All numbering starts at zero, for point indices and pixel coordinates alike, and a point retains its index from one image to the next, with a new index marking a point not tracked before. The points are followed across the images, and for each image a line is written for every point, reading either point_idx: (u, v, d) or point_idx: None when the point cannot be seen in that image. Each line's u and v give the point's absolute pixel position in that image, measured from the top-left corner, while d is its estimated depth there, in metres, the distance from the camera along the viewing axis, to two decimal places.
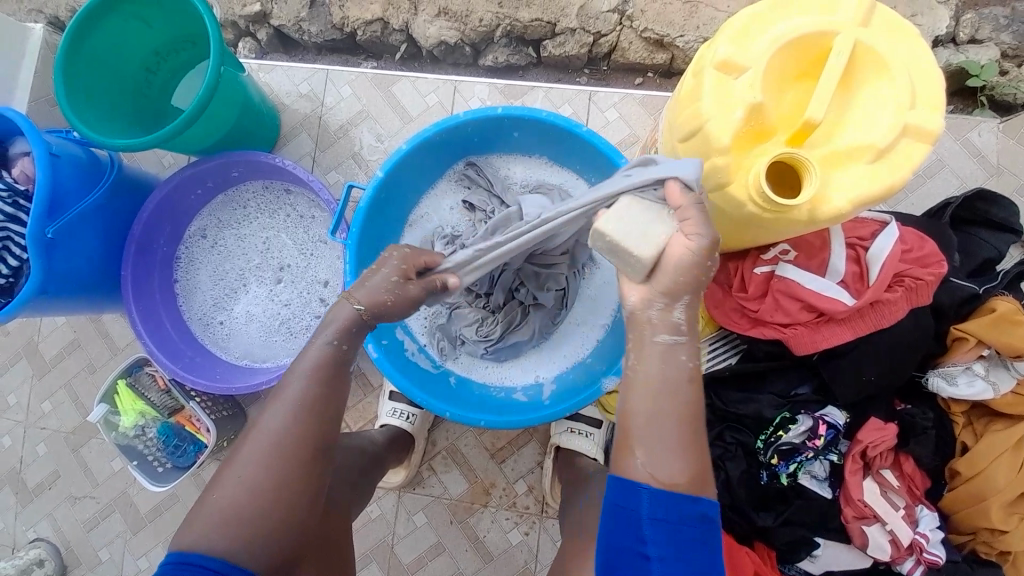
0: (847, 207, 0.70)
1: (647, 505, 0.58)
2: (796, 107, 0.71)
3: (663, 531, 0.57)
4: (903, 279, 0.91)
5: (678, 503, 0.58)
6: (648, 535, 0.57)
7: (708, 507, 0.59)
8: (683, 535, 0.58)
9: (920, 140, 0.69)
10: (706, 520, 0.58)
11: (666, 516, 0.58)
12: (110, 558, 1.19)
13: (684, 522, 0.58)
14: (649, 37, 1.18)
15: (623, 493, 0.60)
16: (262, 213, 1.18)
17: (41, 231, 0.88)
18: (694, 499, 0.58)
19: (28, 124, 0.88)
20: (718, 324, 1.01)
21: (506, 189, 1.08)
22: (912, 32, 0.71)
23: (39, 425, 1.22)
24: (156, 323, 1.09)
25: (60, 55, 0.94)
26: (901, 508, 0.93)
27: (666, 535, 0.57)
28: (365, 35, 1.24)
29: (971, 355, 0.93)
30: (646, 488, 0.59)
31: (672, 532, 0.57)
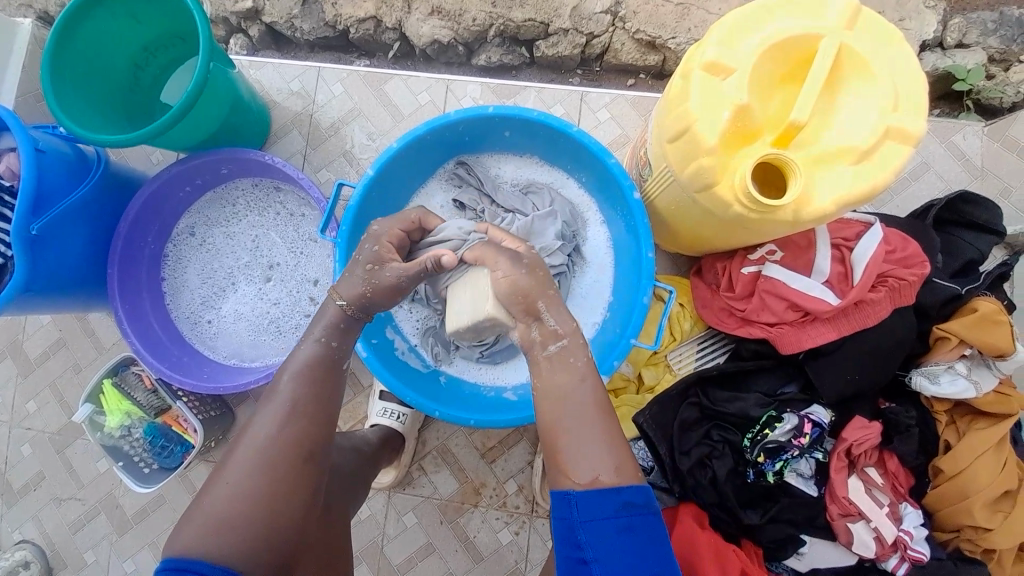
0: (831, 208, 0.71)
1: (575, 509, 0.61)
2: (782, 109, 0.72)
3: (596, 529, 0.60)
4: (887, 279, 0.92)
5: (601, 499, 0.60)
6: (584, 538, 0.60)
7: (632, 495, 0.61)
8: (615, 529, 0.60)
9: (903, 143, 0.70)
10: (631, 509, 0.60)
11: (592, 513, 0.60)
12: (96, 560, 1.18)
13: (610, 517, 0.60)
14: (641, 39, 1.19)
15: (558, 502, 0.62)
16: (252, 211, 1.17)
17: (26, 228, 0.87)
18: (615, 491, 0.60)
19: (12, 119, 0.87)
20: (707, 323, 1.03)
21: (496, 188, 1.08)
22: (895, 36, 0.72)
23: (24, 424, 1.21)
24: (143, 321, 1.08)
25: (47, 50, 0.93)
26: (886, 505, 0.95)
27: (599, 533, 0.59)
28: (358, 33, 1.23)
29: (953, 355, 0.95)
30: (574, 493, 0.61)
31: (601, 528, 0.59)
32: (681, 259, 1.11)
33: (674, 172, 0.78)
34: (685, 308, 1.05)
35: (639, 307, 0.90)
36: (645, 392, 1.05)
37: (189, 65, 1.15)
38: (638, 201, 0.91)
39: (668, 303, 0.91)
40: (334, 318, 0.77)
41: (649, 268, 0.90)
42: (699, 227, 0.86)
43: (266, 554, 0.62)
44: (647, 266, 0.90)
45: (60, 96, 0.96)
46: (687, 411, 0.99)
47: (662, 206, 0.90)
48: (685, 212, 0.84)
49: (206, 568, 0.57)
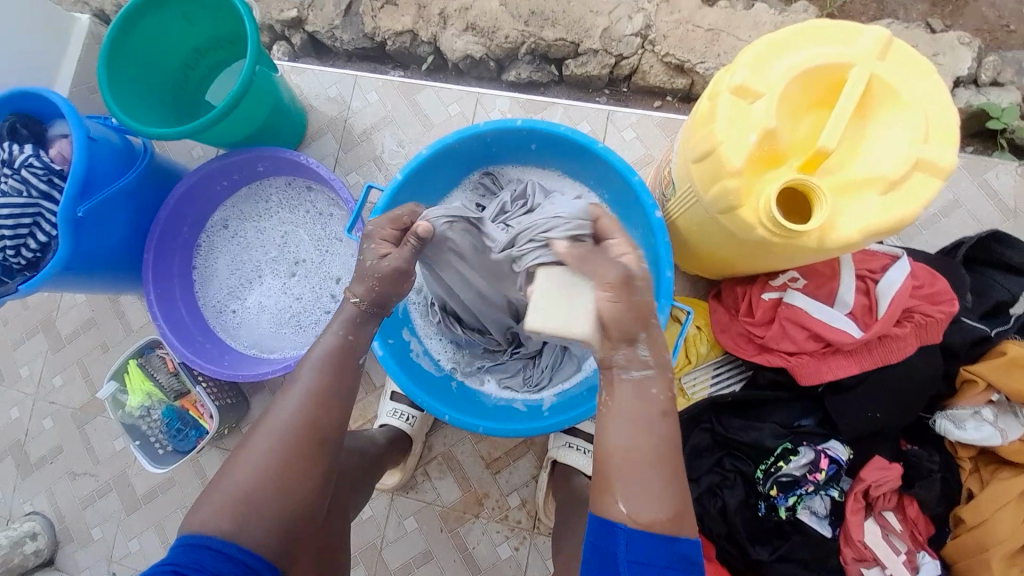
0: (858, 237, 0.69)
1: (623, 547, 0.59)
2: (809, 135, 0.72)
3: (640, 571, 0.58)
4: (912, 315, 0.89)
5: (655, 544, 0.59)
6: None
7: (687, 547, 0.60)
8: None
9: (934, 174, 0.69)
10: (686, 562, 0.59)
11: (643, 557, 0.59)
12: (103, 536, 1.20)
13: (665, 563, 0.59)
14: (670, 62, 1.20)
15: (603, 530, 0.61)
16: (283, 208, 1.21)
17: (72, 210, 0.92)
18: (673, 542, 0.59)
19: (69, 108, 0.93)
20: (724, 348, 1.00)
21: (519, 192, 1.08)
22: (930, 67, 0.71)
23: (48, 399, 1.26)
24: (171, 307, 1.12)
25: (106, 46, 1.00)
26: (904, 553, 0.90)
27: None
28: (394, 45, 1.28)
29: (980, 399, 0.91)
30: (622, 528, 0.60)
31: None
32: (700, 282, 1.10)
33: (698, 191, 0.78)
34: (702, 331, 1.03)
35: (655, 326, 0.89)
36: None
37: (235, 68, 1.21)
38: (660, 219, 0.91)
39: (685, 324, 0.90)
40: (354, 320, 0.79)
41: (667, 287, 0.90)
42: (719, 248, 0.85)
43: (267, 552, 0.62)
44: (666, 285, 0.90)
45: (114, 90, 1.02)
46: (699, 436, 0.97)
47: (684, 226, 0.90)
48: (706, 232, 0.84)
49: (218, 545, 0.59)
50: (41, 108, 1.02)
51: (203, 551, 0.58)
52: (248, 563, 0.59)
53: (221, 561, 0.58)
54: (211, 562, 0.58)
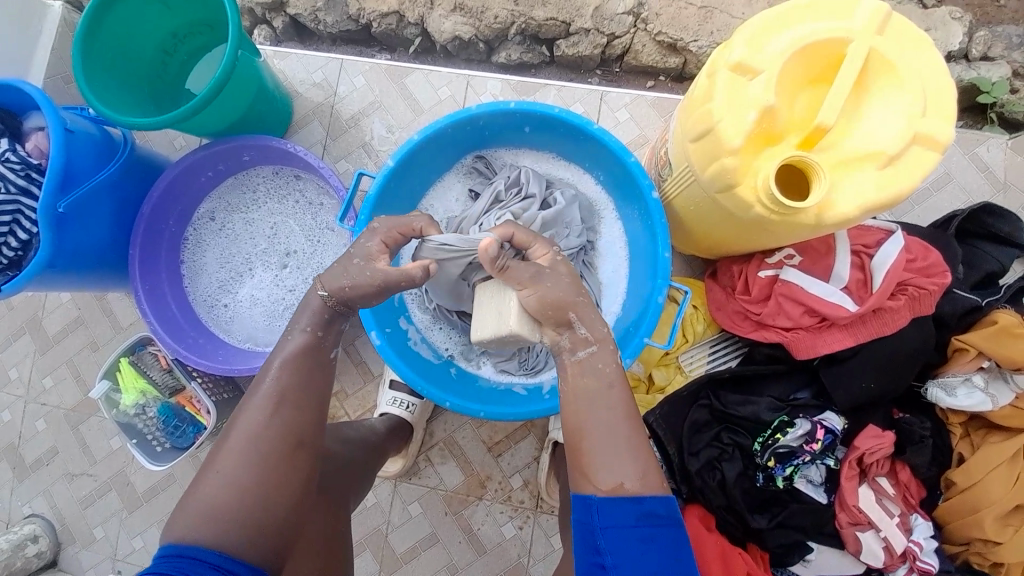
0: (855, 213, 0.70)
1: (595, 515, 0.61)
2: (807, 111, 0.72)
3: (616, 537, 0.60)
4: (906, 288, 0.91)
5: (619, 507, 0.61)
6: (604, 545, 0.60)
7: (653, 505, 0.61)
8: (638, 538, 0.60)
9: (930, 149, 0.70)
10: (653, 518, 0.60)
11: (615, 521, 0.60)
12: (105, 536, 1.20)
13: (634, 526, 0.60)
14: (663, 40, 1.18)
15: (578, 507, 0.63)
16: (272, 198, 1.18)
17: (52, 205, 0.89)
18: (637, 502, 0.61)
19: (43, 98, 0.89)
20: (721, 326, 1.02)
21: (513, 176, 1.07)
22: (926, 41, 0.71)
23: (40, 400, 1.23)
24: (161, 303, 1.10)
25: (79, 32, 0.95)
26: (896, 516, 0.94)
27: (619, 544, 0.59)
28: (380, 28, 1.24)
29: (970, 366, 0.94)
30: (595, 499, 0.62)
31: (625, 540, 0.59)
32: (696, 262, 1.11)
33: (696, 171, 0.78)
34: (699, 310, 1.04)
35: (654, 306, 0.90)
36: (655, 393, 1.05)
37: (216, 54, 1.16)
38: (657, 200, 0.91)
39: (683, 304, 0.91)
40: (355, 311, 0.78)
41: (665, 267, 0.90)
42: (716, 227, 0.86)
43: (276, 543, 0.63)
44: (664, 266, 0.90)
45: (90, 79, 0.98)
46: (697, 412, 0.98)
47: (681, 206, 0.90)
48: (704, 211, 0.84)
49: (200, 552, 0.58)
50: (13, 100, 0.98)
51: (191, 562, 0.57)
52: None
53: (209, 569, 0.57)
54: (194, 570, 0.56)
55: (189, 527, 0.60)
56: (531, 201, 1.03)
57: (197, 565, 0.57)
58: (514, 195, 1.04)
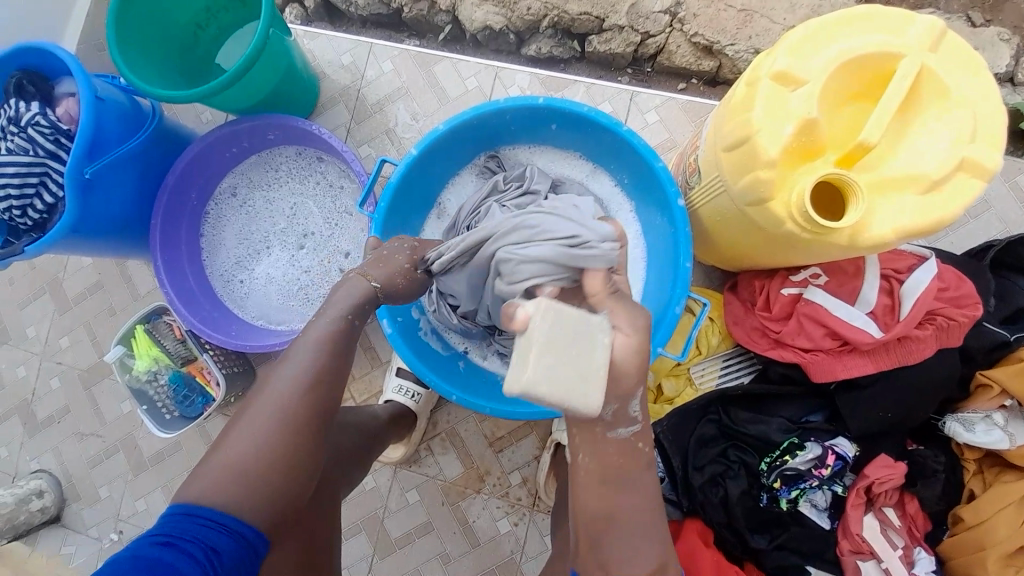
0: (890, 237, 0.68)
1: None
2: (849, 128, 0.69)
3: None
4: (935, 317, 0.88)
5: None
6: None
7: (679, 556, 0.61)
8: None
9: (976, 175, 0.67)
10: None
11: None
12: (109, 496, 1.22)
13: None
14: (698, 43, 1.15)
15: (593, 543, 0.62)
16: (293, 178, 1.18)
17: (80, 171, 0.89)
18: None
19: (76, 64, 0.89)
20: (737, 341, 1.00)
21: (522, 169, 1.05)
22: (982, 64, 0.68)
23: (55, 359, 1.26)
24: (179, 274, 1.11)
25: (115, 0, 0.96)
26: (900, 548, 0.91)
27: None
28: (411, 13, 1.22)
29: (992, 403, 0.91)
30: (621, 555, 0.60)
31: None
32: (716, 273, 1.09)
33: (727, 182, 0.76)
34: (715, 322, 1.02)
35: (670, 316, 0.88)
36: (663, 403, 1.03)
37: (247, 30, 1.16)
38: (682, 208, 0.89)
39: (700, 316, 0.89)
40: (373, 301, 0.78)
41: (685, 277, 0.89)
42: (742, 240, 0.83)
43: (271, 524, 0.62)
44: (683, 276, 0.89)
45: (123, 48, 0.98)
46: (706, 426, 0.97)
47: (707, 215, 0.88)
48: (730, 223, 0.82)
49: (211, 517, 0.59)
50: (46, 63, 0.99)
51: (193, 524, 0.58)
52: (244, 535, 0.60)
53: (214, 531, 0.58)
54: (209, 535, 0.58)
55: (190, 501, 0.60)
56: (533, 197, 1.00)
57: (209, 529, 0.58)
58: (514, 188, 1.02)
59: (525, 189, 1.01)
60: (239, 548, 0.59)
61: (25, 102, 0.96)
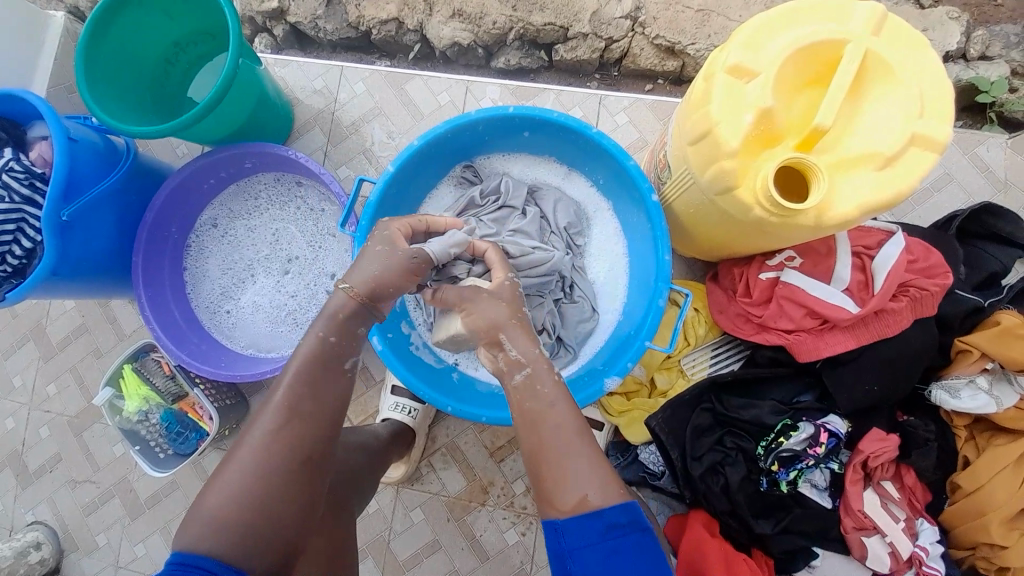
0: (854, 214, 0.70)
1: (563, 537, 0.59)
2: (805, 113, 0.72)
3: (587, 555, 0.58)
4: (909, 289, 0.91)
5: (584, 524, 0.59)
6: (575, 566, 0.58)
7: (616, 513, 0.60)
8: (607, 552, 0.58)
9: (929, 148, 0.70)
10: (618, 528, 0.59)
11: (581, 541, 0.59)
12: (107, 543, 1.20)
13: (596, 540, 0.58)
14: (660, 44, 1.19)
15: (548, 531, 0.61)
16: (274, 205, 1.19)
17: (56, 213, 0.89)
18: (598, 514, 0.59)
19: (47, 108, 0.89)
20: (722, 329, 1.02)
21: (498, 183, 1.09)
22: (923, 44, 0.71)
23: (43, 407, 1.24)
24: (164, 309, 1.10)
25: (81, 43, 0.96)
26: (902, 520, 0.93)
27: (590, 559, 0.58)
28: (379, 35, 1.25)
29: (975, 368, 0.93)
30: (560, 521, 0.60)
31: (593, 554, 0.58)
32: (697, 265, 1.11)
33: (695, 174, 0.78)
34: (700, 313, 1.04)
35: (655, 309, 0.90)
36: (657, 396, 1.04)
37: (216, 62, 1.17)
38: (656, 203, 0.92)
39: (684, 306, 0.91)
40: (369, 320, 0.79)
41: (665, 270, 0.91)
42: (716, 229, 0.85)
43: (273, 553, 0.62)
44: (663, 269, 0.91)
45: (93, 89, 0.99)
46: (700, 416, 0.98)
47: (680, 208, 0.90)
48: (703, 214, 0.84)
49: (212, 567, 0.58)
50: (16, 110, 0.99)
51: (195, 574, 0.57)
52: None
53: None
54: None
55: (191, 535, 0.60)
56: (510, 211, 1.05)
57: None
58: (491, 202, 1.06)
59: (502, 203, 1.05)
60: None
61: None
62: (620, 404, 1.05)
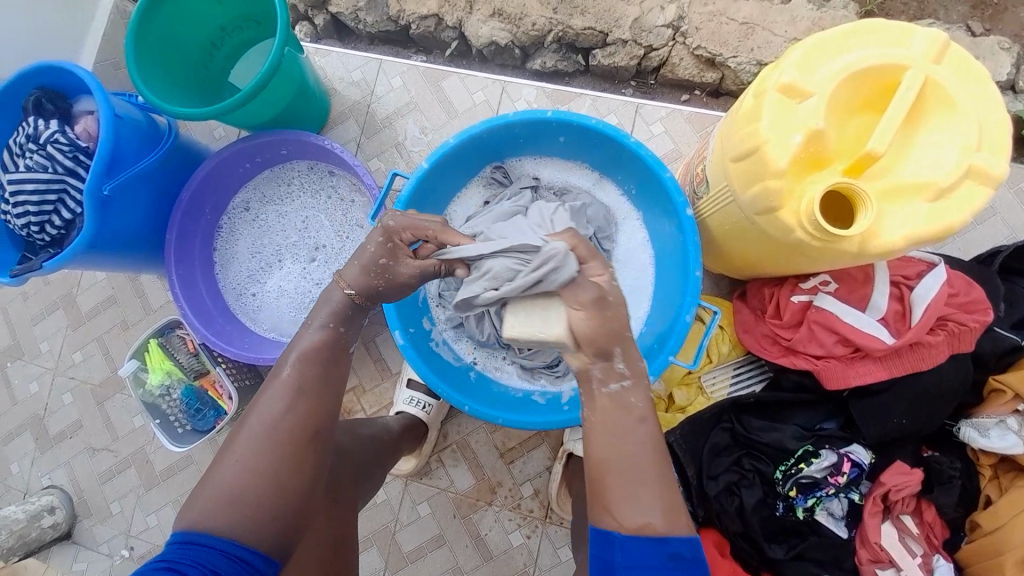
0: (899, 243, 0.68)
1: (618, 553, 0.60)
2: (856, 138, 0.70)
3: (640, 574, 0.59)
4: (946, 323, 0.89)
5: (647, 546, 0.59)
6: None
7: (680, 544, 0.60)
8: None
9: (983, 182, 0.68)
10: (680, 560, 0.59)
11: (640, 562, 0.59)
12: (120, 511, 1.22)
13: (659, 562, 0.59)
14: (701, 55, 1.17)
15: (598, 539, 0.62)
16: (305, 192, 1.20)
17: (99, 187, 0.91)
18: (663, 542, 0.59)
19: (96, 84, 0.91)
20: (747, 348, 1.00)
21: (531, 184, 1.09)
22: (984, 74, 0.69)
23: (68, 373, 1.27)
24: (193, 289, 1.12)
25: (134, 22, 0.98)
26: (918, 556, 0.90)
27: None
28: (419, 30, 1.25)
29: (1004, 408, 0.91)
30: (618, 535, 0.61)
31: None
32: (724, 281, 1.10)
33: (736, 192, 0.77)
34: (725, 331, 1.03)
35: (682, 324, 0.89)
36: (675, 411, 1.03)
37: (260, 48, 1.19)
38: (690, 217, 0.90)
39: (711, 324, 0.90)
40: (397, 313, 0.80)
41: (695, 286, 0.89)
42: (751, 248, 0.84)
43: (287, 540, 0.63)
44: (693, 285, 0.89)
45: (141, 68, 1.01)
46: (719, 435, 0.97)
47: (715, 224, 0.89)
48: (740, 232, 0.83)
49: (212, 542, 0.60)
50: (66, 82, 1.01)
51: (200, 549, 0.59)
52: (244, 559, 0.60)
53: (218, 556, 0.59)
54: (209, 560, 0.58)
55: (212, 507, 0.61)
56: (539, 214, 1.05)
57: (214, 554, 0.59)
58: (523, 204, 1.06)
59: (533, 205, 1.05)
60: (239, 570, 0.59)
61: (44, 120, 0.98)
62: None
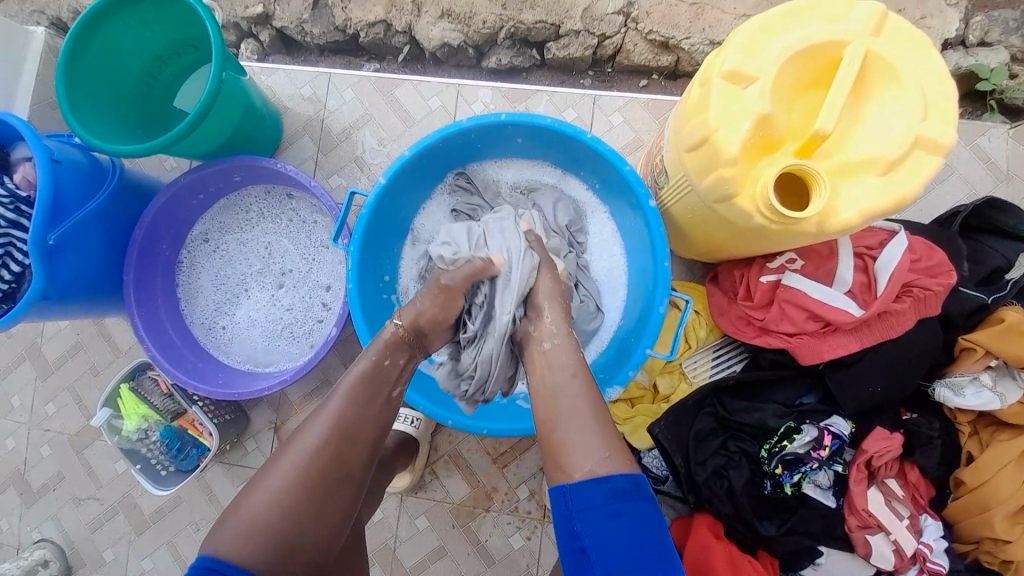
0: (856, 219, 0.69)
1: (569, 501, 0.66)
2: (804, 119, 0.70)
3: (591, 517, 0.64)
4: (912, 289, 0.90)
5: (588, 490, 0.65)
6: (581, 528, 0.64)
7: (620, 482, 0.66)
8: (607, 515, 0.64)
9: (932, 152, 0.68)
10: (620, 494, 0.64)
11: (585, 504, 0.65)
12: (115, 558, 1.20)
13: (592, 504, 0.64)
14: (654, 39, 1.16)
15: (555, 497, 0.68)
16: (265, 218, 1.17)
17: (43, 238, 0.88)
18: (603, 481, 0.65)
19: (27, 130, 0.87)
20: (723, 332, 1.01)
21: (496, 194, 1.09)
22: (926, 41, 0.70)
23: (42, 427, 1.23)
24: (159, 328, 1.09)
25: (60, 61, 0.94)
26: (905, 518, 0.92)
27: (593, 522, 0.64)
28: (368, 37, 1.22)
29: (978, 365, 0.93)
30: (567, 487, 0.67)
31: (598, 518, 0.64)
32: (697, 266, 1.10)
33: (692, 181, 0.77)
34: (701, 315, 1.04)
35: (655, 316, 0.89)
36: (660, 402, 1.04)
37: (201, 73, 1.15)
38: (654, 208, 0.90)
39: (684, 313, 0.90)
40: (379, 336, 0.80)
41: (665, 276, 0.89)
42: (715, 235, 0.84)
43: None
44: (663, 275, 0.89)
45: (74, 107, 0.97)
46: (703, 421, 0.97)
47: (678, 214, 0.89)
48: (703, 220, 0.83)
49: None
50: None
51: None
52: None
53: None
54: None
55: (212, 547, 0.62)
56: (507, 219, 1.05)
57: None
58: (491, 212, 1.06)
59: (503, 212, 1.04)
60: None
61: None
62: (624, 411, 1.04)
